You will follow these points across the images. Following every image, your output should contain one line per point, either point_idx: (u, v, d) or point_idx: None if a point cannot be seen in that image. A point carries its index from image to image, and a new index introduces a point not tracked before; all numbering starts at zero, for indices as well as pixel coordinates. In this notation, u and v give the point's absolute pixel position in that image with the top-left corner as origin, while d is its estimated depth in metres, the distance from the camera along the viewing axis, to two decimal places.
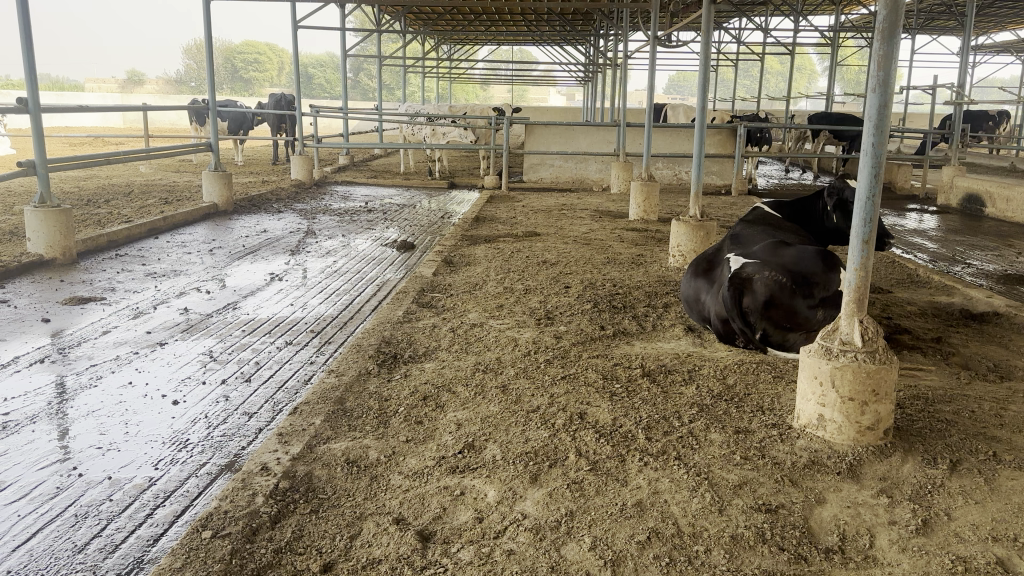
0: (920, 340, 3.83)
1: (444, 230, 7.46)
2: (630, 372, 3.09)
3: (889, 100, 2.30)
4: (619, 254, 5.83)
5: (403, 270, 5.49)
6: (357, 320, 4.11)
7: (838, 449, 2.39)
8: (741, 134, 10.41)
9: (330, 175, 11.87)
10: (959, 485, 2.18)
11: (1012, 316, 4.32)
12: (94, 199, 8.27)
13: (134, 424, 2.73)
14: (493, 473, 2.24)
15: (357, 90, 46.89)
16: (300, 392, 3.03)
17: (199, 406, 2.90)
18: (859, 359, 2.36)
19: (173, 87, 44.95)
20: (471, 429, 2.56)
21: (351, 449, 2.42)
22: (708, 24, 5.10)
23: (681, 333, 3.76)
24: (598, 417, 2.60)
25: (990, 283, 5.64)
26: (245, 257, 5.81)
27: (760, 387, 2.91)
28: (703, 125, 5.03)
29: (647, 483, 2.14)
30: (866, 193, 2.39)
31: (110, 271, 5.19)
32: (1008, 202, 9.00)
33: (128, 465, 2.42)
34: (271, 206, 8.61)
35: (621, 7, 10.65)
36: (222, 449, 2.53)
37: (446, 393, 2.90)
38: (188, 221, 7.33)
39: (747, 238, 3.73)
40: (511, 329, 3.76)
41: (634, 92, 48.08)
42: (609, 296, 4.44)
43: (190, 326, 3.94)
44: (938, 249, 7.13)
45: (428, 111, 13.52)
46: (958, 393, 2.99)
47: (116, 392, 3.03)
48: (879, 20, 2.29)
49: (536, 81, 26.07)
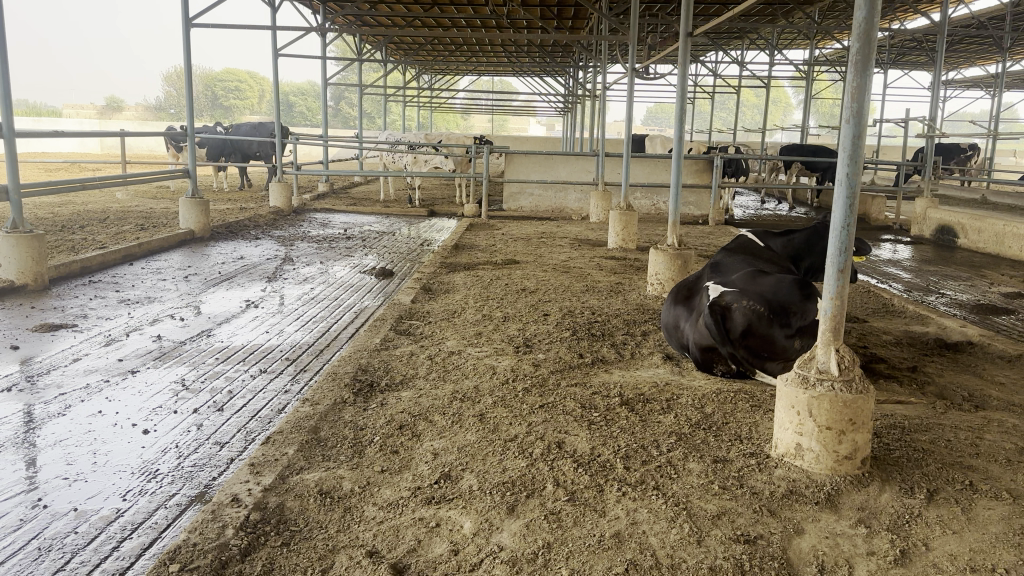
0: (896, 369, 3.86)
1: (423, 257, 7.45)
2: (608, 401, 3.06)
3: (862, 132, 2.35)
4: (598, 282, 5.85)
5: (382, 297, 5.47)
6: (334, 348, 4.06)
7: (816, 479, 2.38)
8: (717, 165, 10.45)
9: (309, 202, 11.82)
10: (936, 515, 2.18)
11: (986, 345, 4.37)
12: (69, 225, 8.16)
13: (102, 454, 2.68)
14: (470, 504, 2.20)
15: (338, 119, 47.04)
16: (273, 421, 2.99)
17: (170, 435, 2.85)
18: (835, 389, 2.37)
19: (151, 114, 44.77)
20: (448, 458, 2.53)
21: (325, 480, 2.38)
22: (685, 55, 5.11)
23: (659, 360, 3.75)
24: (576, 446, 2.58)
25: (965, 313, 5.70)
26: (220, 284, 5.76)
27: (739, 415, 2.90)
28: (680, 156, 4.99)
29: (625, 514, 2.11)
30: (841, 222, 2.40)
31: (82, 297, 5.13)
32: (980, 233, 9.15)
33: (95, 497, 2.37)
34: (249, 234, 8.56)
35: (600, 39, 10.75)
36: (192, 480, 2.49)
37: (422, 422, 2.86)
38: (163, 249, 7.25)
39: (726, 267, 3.75)
40: (490, 357, 3.74)
41: (614, 123, 48.75)
42: (587, 324, 4.45)
43: (163, 353, 3.89)
44: (912, 279, 7.21)
45: (408, 140, 13.56)
46: (934, 423, 3.00)
47: (85, 422, 2.96)
48: (853, 51, 2.32)
49: (515, 111, 26.28)
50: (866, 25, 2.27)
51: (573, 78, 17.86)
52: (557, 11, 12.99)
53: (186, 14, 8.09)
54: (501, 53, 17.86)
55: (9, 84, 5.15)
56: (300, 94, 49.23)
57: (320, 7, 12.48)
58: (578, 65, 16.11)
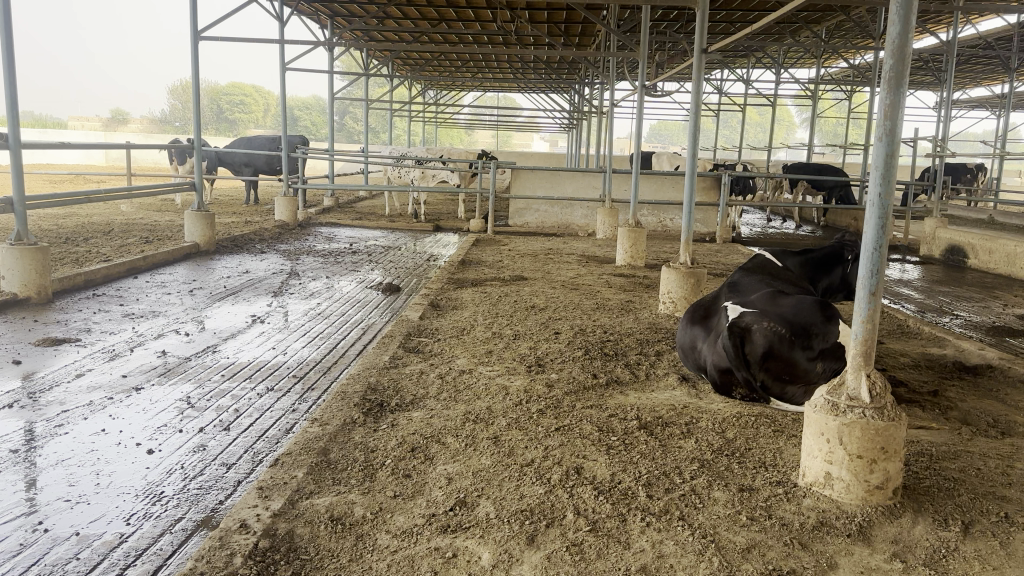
0: (917, 393, 3.76)
1: (430, 272, 7.38)
2: (626, 424, 2.98)
3: (895, 150, 2.27)
4: (608, 299, 5.77)
5: (389, 314, 5.39)
6: (341, 365, 3.98)
7: (846, 510, 2.29)
8: (725, 182, 10.37)
9: (314, 216, 11.77)
10: (974, 550, 2.08)
11: (1006, 369, 4.27)
12: (73, 237, 8.10)
13: (106, 475, 2.60)
14: (487, 533, 2.11)
15: (343, 133, 47.30)
16: (281, 441, 2.91)
17: (175, 455, 2.77)
18: (867, 416, 2.28)
19: (157, 126, 44.95)
20: (462, 483, 2.44)
21: (336, 505, 2.29)
22: (699, 71, 5.03)
23: (675, 382, 3.67)
24: (595, 472, 2.50)
25: (980, 335, 5.61)
26: (226, 298, 5.69)
27: (761, 441, 2.81)
28: (693, 175, 4.90)
29: (651, 545, 2.03)
30: (873, 243, 2.32)
31: (87, 311, 5.05)
32: (991, 254, 9.06)
33: (98, 520, 2.29)
34: (255, 247, 8.50)
35: (609, 55, 10.71)
36: (198, 503, 2.41)
37: (435, 444, 2.78)
38: (168, 262, 7.19)
39: (745, 286, 3.67)
40: (502, 377, 3.66)
41: (617, 140, 48.88)
42: (600, 343, 4.36)
43: (168, 370, 3.81)
44: (924, 300, 7.12)
45: (415, 154, 13.55)
46: (961, 450, 2.91)
47: (88, 441, 2.88)
48: (886, 66, 2.26)
49: (520, 127, 26.34)
50: (901, 40, 2.21)
51: (579, 95, 17.88)
52: (565, 28, 12.98)
53: (194, 27, 8.07)
54: (507, 69, 17.89)
55: (15, 94, 5.10)
56: (304, 108, 49.43)
57: (327, 21, 12.49)
58: (584, 81, 16.13)
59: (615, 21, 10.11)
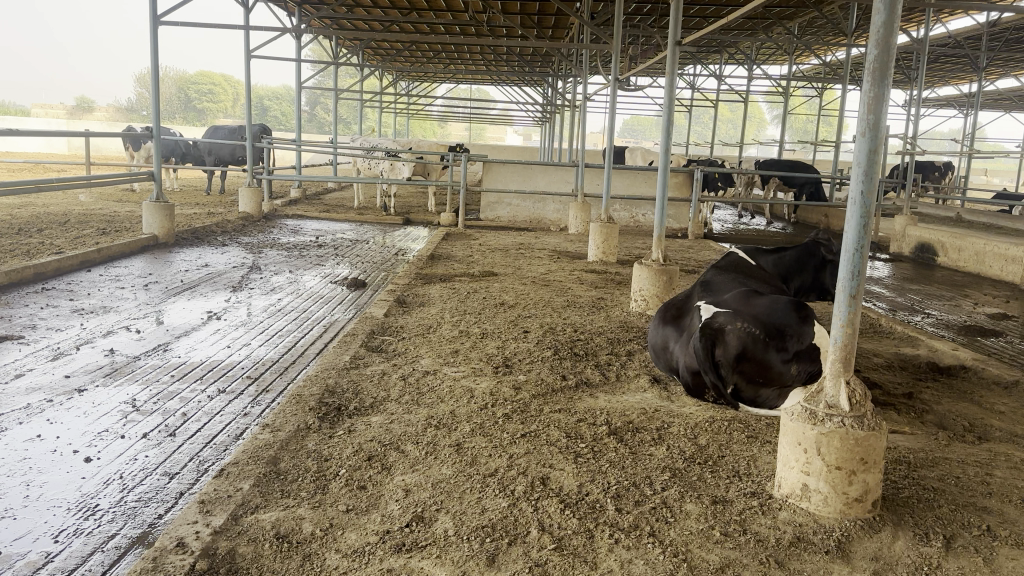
0: (892, 396, 3.68)
1: (397, 267, 7.19)
2: (595, 430, 2.85)
3: (878, 145, 2.15)
4: (579, 296, 5.65)
5: (353, 310, 5.22)
6: (299, 365, 3.81)
7: (824, 523, 2.18)
8: (698, 179, 10.15)
9: (281, 207, 11.53)
10: (958, 567, 1.98)
11: (980, 370, 4.20)
12: (27, 228, 7.78)
13: (37, 486, 2.41)
14: (445, 553, 1.97)
15: (314, 123, 46.74)
16: (229, 449, 2.74)
17: (114, 464, 2.59)
18: (846, 425, 2.17)
19: (124, 115, 44.03)
20: (421, 496, 2.29)
21: (283, 521, 2.14)
22: (673, 62, 4.87)
23: (646, 384, 3.54)
24: (562, 483, 2.36)
25: (953, 335, 5.57)
26: (182, 293, 5.47)
27: (735, 448, 2.70)
28: (666, 170, 4.74)
29: (620, 566, 1.91)
30: (854, 244, 2.20)
31: (33, 305, 4.83)
32: (960, 252, 9.08)
33: (22, 537, 2.11)
34: (217, 239, 8.25)
35: (584, 46, 10.53)
36: (135, 518, 2.23)
37: (394, 452, 2.63)
38: (125, 254, 6.93)
39: (718, 285, 3.55)
40: (467, 378, 3.51)
41: (591, 134, 48.84)
42: (570, 343, 4.23)
43: (115, 370, 3.61)
44: (896, 298, 7.10)
45: (385, 146, 13.35)
46: (939, 457, 2.82)
47: (21, 447, 2.69)
48: (871, 58, 2.14)
49: (494, 120, 26.12)
50: (885, 31, 2.09)
51: (552, 86, 17.77)
52: (538, 19, 12.82)
53: (154, 11, 7.78)
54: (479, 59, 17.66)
55: None
56: (275, 98, 48.81)
57: (295, 9, 12.20)
58: (556, 75, 15.99)
59: (588, 13, 9.86)
